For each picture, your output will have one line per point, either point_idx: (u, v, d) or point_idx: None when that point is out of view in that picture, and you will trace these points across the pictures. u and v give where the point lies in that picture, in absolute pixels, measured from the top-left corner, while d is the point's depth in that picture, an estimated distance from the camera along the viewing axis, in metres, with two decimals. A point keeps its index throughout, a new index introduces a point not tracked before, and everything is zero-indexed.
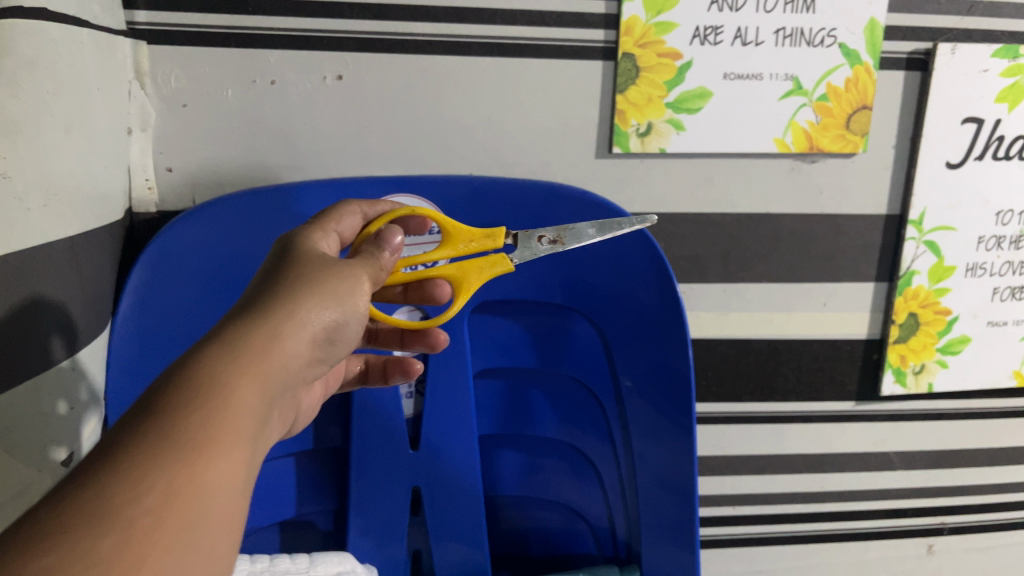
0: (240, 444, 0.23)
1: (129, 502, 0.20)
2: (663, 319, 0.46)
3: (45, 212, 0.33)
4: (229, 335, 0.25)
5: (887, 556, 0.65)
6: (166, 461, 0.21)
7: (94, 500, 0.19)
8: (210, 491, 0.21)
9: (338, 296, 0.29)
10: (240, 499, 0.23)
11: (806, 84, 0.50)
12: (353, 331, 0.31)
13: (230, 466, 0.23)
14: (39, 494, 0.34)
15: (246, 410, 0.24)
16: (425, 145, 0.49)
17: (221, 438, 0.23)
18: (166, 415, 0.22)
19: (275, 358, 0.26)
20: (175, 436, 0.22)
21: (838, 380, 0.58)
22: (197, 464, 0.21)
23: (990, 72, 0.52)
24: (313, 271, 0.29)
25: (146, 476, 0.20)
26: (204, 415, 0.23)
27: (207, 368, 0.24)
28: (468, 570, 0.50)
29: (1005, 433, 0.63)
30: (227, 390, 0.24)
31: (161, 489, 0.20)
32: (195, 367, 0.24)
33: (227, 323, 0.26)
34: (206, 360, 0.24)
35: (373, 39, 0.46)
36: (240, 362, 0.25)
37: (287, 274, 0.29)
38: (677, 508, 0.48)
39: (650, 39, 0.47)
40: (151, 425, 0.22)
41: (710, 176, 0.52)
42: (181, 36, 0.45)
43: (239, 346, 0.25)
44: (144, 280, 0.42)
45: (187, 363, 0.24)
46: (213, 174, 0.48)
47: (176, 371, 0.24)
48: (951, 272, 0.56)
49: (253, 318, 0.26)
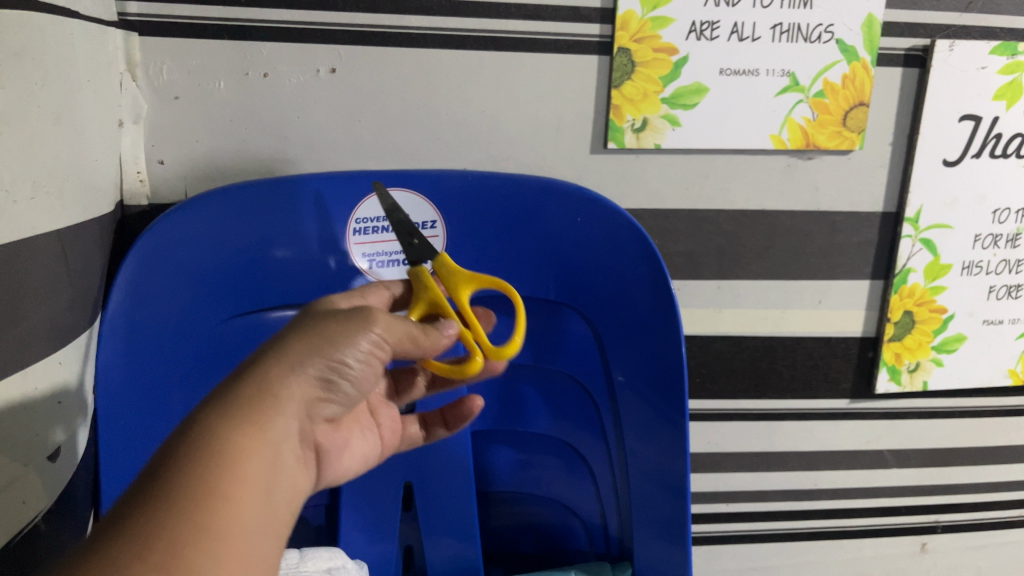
0: (234, 502, 0.25)
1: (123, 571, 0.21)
2: (655, 314, 0.46)
3: (32, 205, 0.33)
4: (220, 397, 0.27)
5: (880, 554, 0.65)
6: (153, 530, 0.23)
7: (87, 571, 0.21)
8: (206, 546, 0.23)
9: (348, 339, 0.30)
10: (244, 550, 0.24)
11: (802, 80, 0.49)
12: (370, 373, 0.32)
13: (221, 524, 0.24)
14: (24, 489, 0.33)
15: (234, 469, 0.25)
16: (418, 139, 0.49)
17: (213, 499, 0.24)
18: (168, 485, 0.24)
19: (268, 414, 0.27)
20: (167, 505, 0.23)
21: (832, 377, 0.58)
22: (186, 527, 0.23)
23: (988, 69, 0.51)
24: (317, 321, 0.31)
25: (143, 541, 0.22)
26: (193, 481, 0.24)
27: (200, 434, 0.26)
28: (460, 566, 0.50)
29: (1000, 432, 0.63)
30: (217, 450, 0.25)
31: (161, 552, 0.22)
32: (199, 433, 0.26)
33: (222, 386, 0.28)
34: (208, 425, 0.26)
35: (367, 32, 0.46)
36: (237, 422, 0.26)
37: (288, 330, 0.31)
38: (669, 504, 0.48)
39: (645, 34, 0.47)
40: (154, 496, 0.23)
41: (705, 173, 0.51)
42: (173, 28, 0.44)
43: (237, 407, 0.27)
44: (134, 274, 0.41)
45: (182, 433, 0.26)
46: (205, 167, 0.47)
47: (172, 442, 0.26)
48: (947, 270, 0.55)
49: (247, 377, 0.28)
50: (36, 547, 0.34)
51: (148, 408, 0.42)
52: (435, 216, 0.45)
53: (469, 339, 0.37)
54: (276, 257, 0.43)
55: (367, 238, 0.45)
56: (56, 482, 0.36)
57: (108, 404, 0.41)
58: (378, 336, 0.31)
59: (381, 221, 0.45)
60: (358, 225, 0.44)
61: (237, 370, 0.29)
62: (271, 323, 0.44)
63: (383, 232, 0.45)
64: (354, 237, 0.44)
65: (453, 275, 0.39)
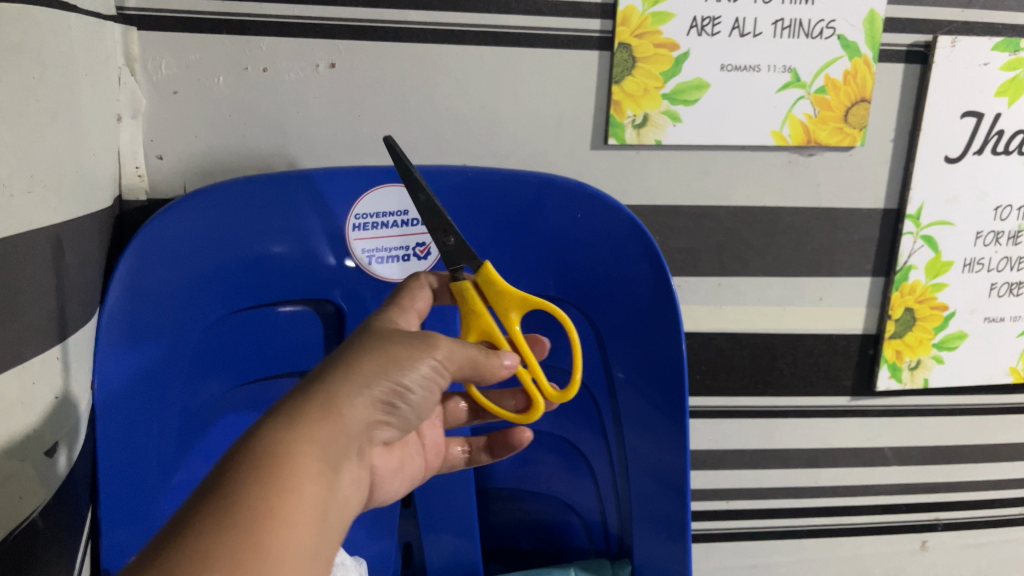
0: (304, 517, 0.25)
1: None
2: (655, 310, 0.46)
3: (29, 199, 0.33)
4: (290, 413, 0.27)
5: (880, 552, 0.65)
6: (228, 542, 0.22)
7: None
8: (266, 557, 0.23)
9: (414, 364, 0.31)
10: (301, 565, 0.24)
11: (804, 77, 0.49)
12: (428, 398, 0.32)
13: (284, 540, 0.24)
14: (19, 485, 0.33)
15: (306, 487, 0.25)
16: (418, 135, 0.49)
17: (279, 514, 0.24)
18: (229, 495, 0.24)
19: (328, 430, 0.27)
20: (236, 522, 0.23)
21: (833, 375, 0.58)
22: (256, 546, 0.23)
23: (990, 66, 0.51)
24: (385, 343, 0.31)
25: (211, 548, 0.22)
26: (265, 497, 0.24)
27: (269, 450, 0.25)
28: (459, 562, 0.50)
29: (1001, 429, 0.62)
30: (279, 462, 0.25)
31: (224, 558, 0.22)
32: (260, 444, 0.26)
33: (290, 400, 0.28)
34: (270, 436, 0.26)
35: (367, 27, 0.46)
36: (299, 436, 0.26)
37: (355, 347, 0.31)
38: (669, 502, 0.48)
39: (646, 29, 0.47)
40: (215, 503, 0.23)
41: (706, 169, 0.51)
42: (172, 22, 0.44)
43: (299, 421, 0.27)
44: (134, 268, 0.41)
45: (252, 445, 0.26)
46: (204, 162, 0.47)
47: (241, 453, 0.25)
48: (948, 268, 0.55)
49: (316, 394, 0.28)
50: (35, 542, 0.34)
51: (145, 405, 0.42)
52: None
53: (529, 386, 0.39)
54: (275, 254, 0.43)
55: (366, 234, 0.45)
56: (53, 478, 0.36)
57: (112, 400, 0.41)
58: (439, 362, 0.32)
59: (380, 217, 0.45)
60: (358, 220, 0.44)
61: (301, 387, 0.29)
62: (270, 320, 0.45)
63: (382, 228, 0.45)
64: (354, 232, 0.44)
65: (503, 296, 0.38)
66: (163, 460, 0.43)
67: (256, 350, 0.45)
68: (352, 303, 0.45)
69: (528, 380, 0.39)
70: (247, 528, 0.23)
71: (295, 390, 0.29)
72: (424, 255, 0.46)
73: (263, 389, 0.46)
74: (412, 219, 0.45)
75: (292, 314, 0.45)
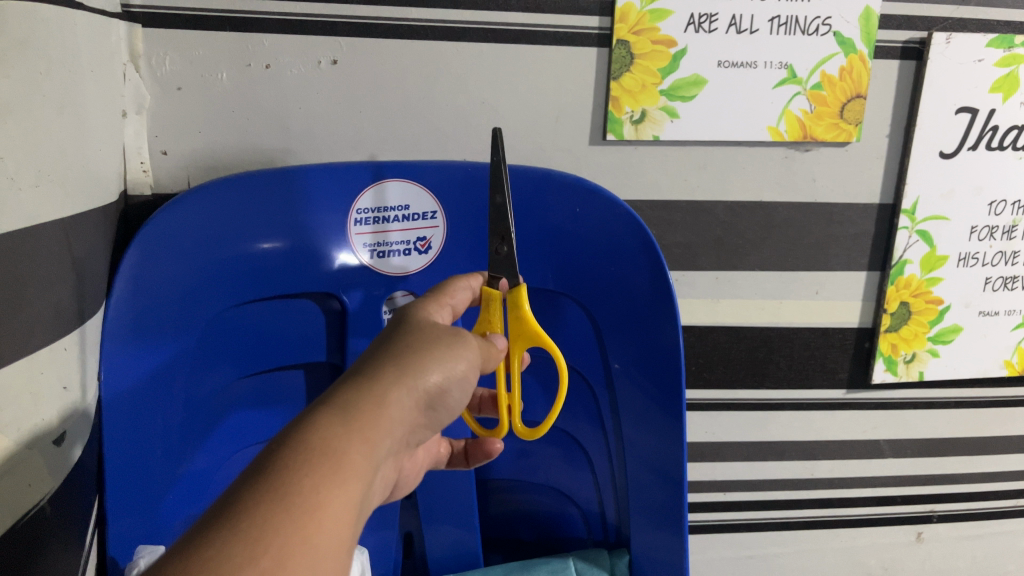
0: (349, 513, 0.25)
1: (259, 564, 0.22)
2: (654, 303, 0.46)
3: (37, 193, 0.34)
4: (343, 403, 0.28)
5: (876, 544, 0.66)
6: (283, 531, 0.23)
7: (221, 561, 0.21)
8: (315, 552, 0.23)
9: (451, 368, 0.32)
10: (342, 562, 0.24)
11: (800, 73, 0.50)
12: (457, 400, 0.34)
13: (340, 527, 0.25)
14: (27, 473, 0.33)
15: (359, 478, 0.26)
16: (419, 131, 0.49)
17: (329, 506, 0.24)
18: (282, 479, 0.24)
19: (377, 426, 0.28)
20: (299, 503, 0.23)
21: (829, 367, 0.58)
22: (316, 532, 0.23)
23: (984, 62, 0.52)
24: (424, 344, 0.32)
25: (264, 538, 0.22)
26: (326, 482, 0.25)
27: (326, 437, 0.26)
28: (459, 553, 0.51)
29: (996, 422, 0.63)
30: (330, 453, 0.25)
31: (275, 551, 0.22)
32: (311, 432, 0.26)
33: (338, 389, 0.29)
34: (321, 427, 0.26)
35: (368, 24, 0.46)
36: (349, 430, 0.27)
37: (396, 344, 0.32)
38: (666, 494, 0.48)
39: (644, 26, 0.47)
40: (267, 487, 0.24)
41: (703, 164, 0.52)
42: (175, 20, 0.45)
43: (348, 415, 0.27)
44: (138, 262, 0.41)
45: (307, 427, 0.26)
46: (206, 157, 0.48)
47: (297, 435, 0.26)
48: (943, 262, 0.56)
49: (365, 387, 0.29)
50: (42, 528, 0.35)
51: (151, 395, 0.42)
52: (436, 206, 0.46)
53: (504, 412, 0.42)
54: (277, 247, 0.44)
55: (366, 228, 0.45)
56: (60, 466, 0.37)
57: (116, 394, 0.41)
58: (468, 367, 0.33)
59: (383, 211, 0.46)
60: (358, 216, 0.45)
61: (347, 380, 0.29)
62: (274, 313, 0.45)
63: (383, 223, 0.46)
64: (355, 227, 0.45)
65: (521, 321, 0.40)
66: (169, 449, 0.43)
67: (260, 343, 0.46)
68: (355, 293, 0.45)
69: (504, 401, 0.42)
70: (308, 511, 0.24)
71: (337, 381, 0.29)
72: (426, 250, 0.46)
73: (265, 380, 0.47)
74: (413, 213, 0.46)
75: (296, 307, 0.46)
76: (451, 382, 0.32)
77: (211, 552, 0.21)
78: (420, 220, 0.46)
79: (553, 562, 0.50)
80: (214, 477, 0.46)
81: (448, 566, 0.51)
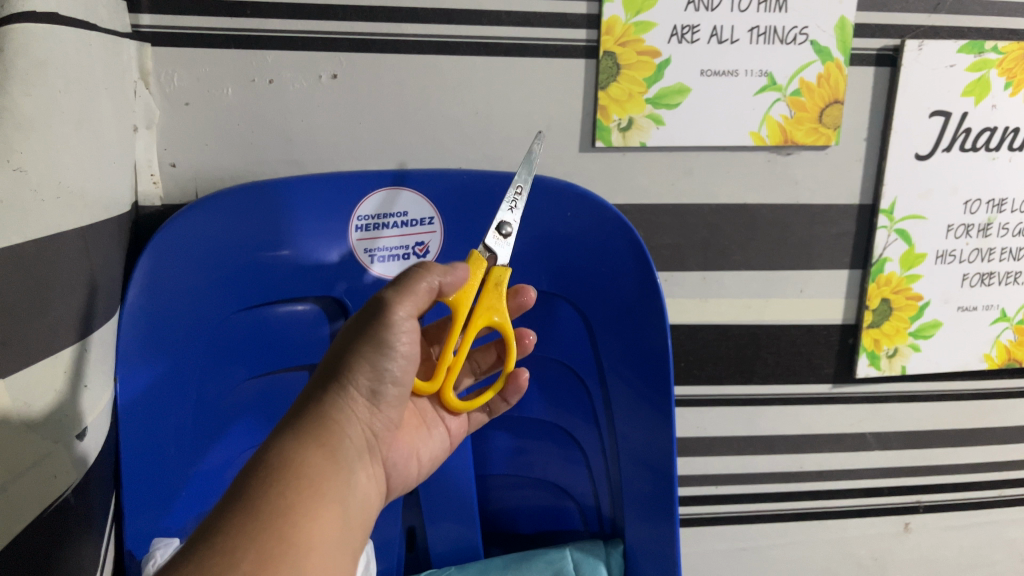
0: (311, 506, 0.30)
1: (243, 563, 0.26)
2: (642, 303, 0.48)
3: (58, 204, 0.36)
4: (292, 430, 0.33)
5: (866, 534, 0.68)
6: (252, 536, 0.27)
7: (205, 567, 0.26)
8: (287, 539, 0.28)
9: (389, 347, 0.36)
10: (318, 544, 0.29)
11: (779, 80, 0.52)
12: (405, 374, 0.38)
13: (307, 520, 0.29)
14: (53, 465, 0.36)
15: (319, 479, 0.32)
16: (416, 140, 0.51)
17: (291, 509, 0.29)
18: (247, 501, 0.29)
19: (317, 437, 0.33)
20: (267, 512, 0.29)
21: (815, 363, 0.60)
22: (290, 528, 0.28)
23: (956, 67, 0.54)
24: (355, 335, 0.37)
25: (242, 541, 0.27)
26: (283, 491, 0.30)
27: (281, 455, 0.31)
28: (461, 547, 0.53)
29: (979, 415, 0.65)
30: (281, 469, 0.31)
31: (251, 550, 0.27)
32: (264, 459, 0.31)
33: (290, 422, 0.34)
34: (273, 452, 0.32)
35: (367, 40, 0.49)
36: (295, 447, 0.32)
37: (329, 362, 0.37)
38: (657, 487, 0.50)
39: (629, 38, 0.50)
40: (238, 509, 0.29)
41: (688, 169, 0.54)
42: (183, 38, 0.47)
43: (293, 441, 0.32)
44: (151, 269, 0.44)
45: (266, 453, 0.32)
46: (213, 170, 0.50)
47: (254, 465, 0.31)
48: (921, 259, 0.58)
49: (308, 411, 0.34)
50: (67, 518, 0.37)
51: (160, 397, 0.44)
52: (434, 213, 0.48)
53: (515, 349, 0.44)
54: (284, 255, 0.46)
55: (367, 234, 0.48)
56: (84, 460, 0.39)
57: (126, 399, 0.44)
58: (410, 328, 0.37)
59: (383, 216, 0.48)
60: (359, 222, 0.47)
61: (294, 413, 0.35)
62: (280, 316, 0.47)
63: (382, 228, 0.48)
64: (357, 233, 0.47)
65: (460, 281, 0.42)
66: (182, 447, 0.46)
67: (267, 345, 0.48)
68: (355, 297, 0.48)
69: (445, 364, 0.43)
70: (278, 516, 0.29)
71: (290, 408, 0.36)
72: (424, 254, 0.49)
73: (272, 382, 0.49)
74: (412, 220, 0.48)
75: (301, 311, 0.48)
76: (388, 362, 0.37)
77: (196, 564, 0.26)
78: (417, 224, 0.48)
79: (551, 553, 0.52)
80: (224, 476, 0.48)
81: (450, 560, 0.53)
